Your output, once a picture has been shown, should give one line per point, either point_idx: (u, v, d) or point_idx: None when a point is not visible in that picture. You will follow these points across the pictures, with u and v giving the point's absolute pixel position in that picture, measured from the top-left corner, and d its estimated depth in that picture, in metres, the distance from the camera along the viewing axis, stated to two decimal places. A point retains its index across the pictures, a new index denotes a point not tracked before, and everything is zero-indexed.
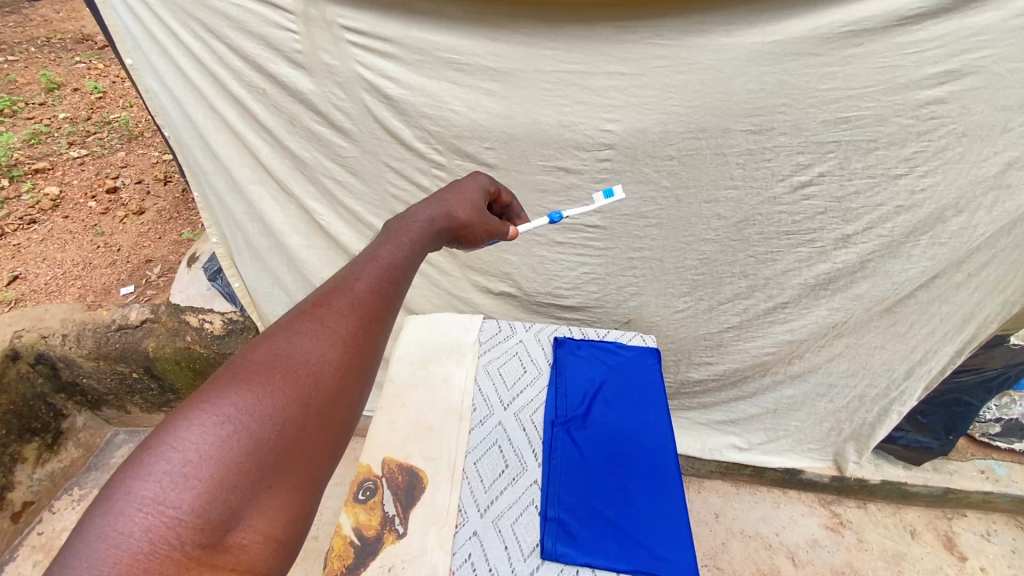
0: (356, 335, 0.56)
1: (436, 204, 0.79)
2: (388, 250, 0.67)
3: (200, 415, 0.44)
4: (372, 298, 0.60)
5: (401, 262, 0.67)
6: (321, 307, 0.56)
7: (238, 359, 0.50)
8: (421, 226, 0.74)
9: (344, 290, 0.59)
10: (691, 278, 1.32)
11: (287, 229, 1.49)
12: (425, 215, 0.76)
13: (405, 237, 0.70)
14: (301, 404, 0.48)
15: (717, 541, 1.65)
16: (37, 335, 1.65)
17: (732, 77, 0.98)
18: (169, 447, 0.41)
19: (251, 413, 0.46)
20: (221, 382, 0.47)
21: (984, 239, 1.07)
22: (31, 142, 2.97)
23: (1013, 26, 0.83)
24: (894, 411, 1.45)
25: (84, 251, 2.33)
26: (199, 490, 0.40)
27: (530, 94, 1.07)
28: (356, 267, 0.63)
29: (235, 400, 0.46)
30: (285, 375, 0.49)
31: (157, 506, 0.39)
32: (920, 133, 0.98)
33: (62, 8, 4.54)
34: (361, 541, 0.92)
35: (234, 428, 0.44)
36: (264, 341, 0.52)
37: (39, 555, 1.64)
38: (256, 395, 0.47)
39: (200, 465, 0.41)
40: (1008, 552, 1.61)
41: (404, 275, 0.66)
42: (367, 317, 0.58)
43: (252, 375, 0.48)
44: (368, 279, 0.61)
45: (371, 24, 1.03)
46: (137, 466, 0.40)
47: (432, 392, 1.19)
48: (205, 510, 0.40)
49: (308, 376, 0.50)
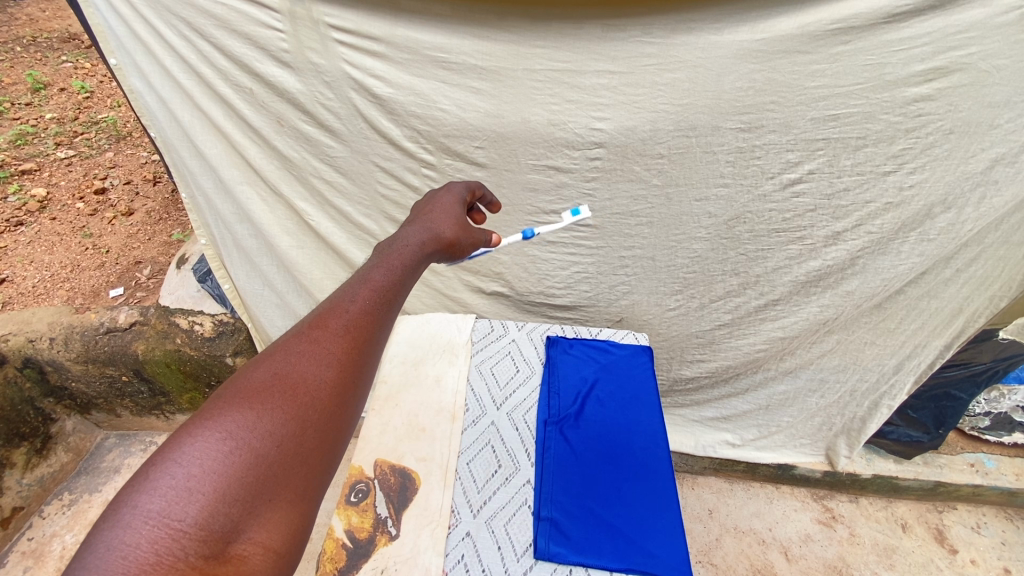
0: (353, 354, 0.55)
1: (426, 224, 0.77)
2: (382, 268, 0.65)
3: (203, 430, 0.43)
4: (369, 316, 0.58)
5: (396, 280, 0.65)
6: (318, 326, 0.55)
7: (239, 376, 0.49)
8: (413, 248, 0.71)
9: (341, 309, 0.57)
10: (682, 277, 1.32)
11: (277, 230, 1.48)
12: (418, 235, 0.73)
13: (396, 257, 0.67)
14: (300, 422, 0.47)
15: (711, 537, 1.66)
16: (25, 339, 1.63)
17: (721, 76, 0.98)
18: (174, 462, 0.41)
19: (251, 429, 0.45)
20: (223, 400, 0.46)
21: (972, 235, 1.08)
22: (17, 143, 2.93)
23: (999, 23, 0.84)
24: (884, 405, 1.47)
25: (72, 253, 2.31)
26: (203, 503, 0.40)
27: (519, 93, 1.07)
28: (352, 286, 0.61)
29: (236, 417, 0.45)
30: (284, 393, 0.48)
31: (162, 519, 0.38)
32: (909, 130, 0.98)
33: (49, 7, 4.49)
34: (353, 543, 0.92)
35: (236, 444, 0.44)
36: (264, 360, 0.51)
37: (30, 561, 1.61)
38: (256, 412, 0.46)
39: (203, 479, 0.41)
40: (997, 544, 1.63)
41: (399, 294, 0.64)
42: (364, 336, 0.56)
43: (252, 393, 0.47)
44: (364, 298, 0.59)
45: (358, 23, 1.02)
46: (143, 481, 0.39)
47: (424, 392, 1.19)
48: (208, 523, 0.40)
49: (306, 394, 0.49)
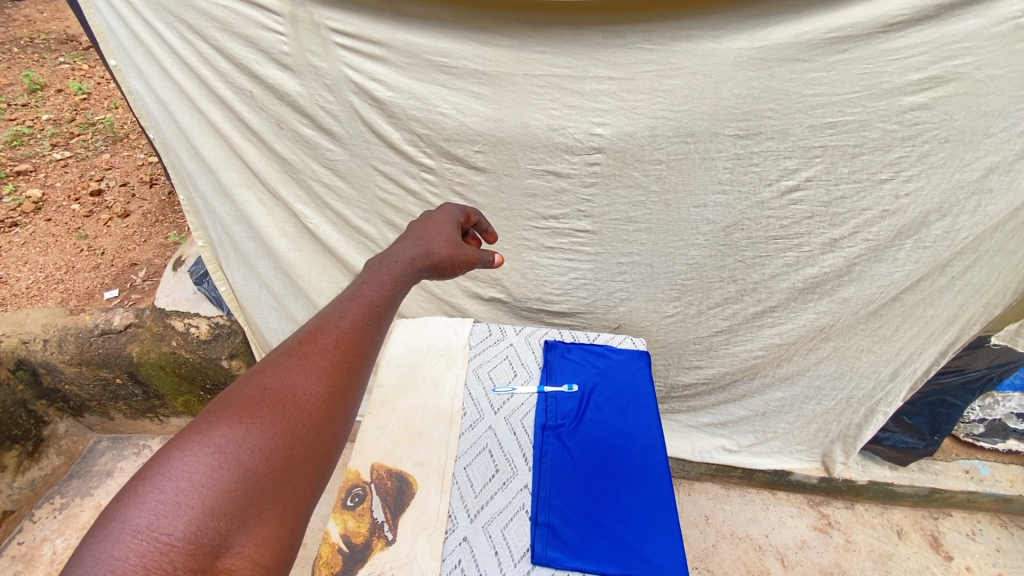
0: (342, 370, 0.54)
1: (414, 242, 0.76)
2: (371, 285, 0.64)
3: (192, 444, 0.43)
4: (358, 333, 0.57)
5: (385, 297, 0.64)
6: (308, 342, 0.54)
7: (230, 391, 0.49)
8: (402, 266, 0.70)
9: (329, 326, 0.56)
10: (680, 283, 1.33)
11: (275, 232, 1.47)
12: (408, 253, 0.73)
13: (386, 274, 0.67)
14: (288, 436, 0.47)
15: (707, 543, 1.65)
16: (17, 341, 1.62)
17: (721, 83, 0.98)
18: (163, 476, 0.41)
19: (241, 443, 0.45)
20: (212, 414, 0.46)
21: (967, 242, 1.09)
22: (13, 144, 2.91)
23: (994, 34, 0.85)
24: (880, 411, 1.47)
25: (67, 254, 2.29)
26: (192, 516, 0.40)
27: (518, 98, 1.07)
28: (341, 303, 0.60)
29: (226, 431, 0.44)
30: (274, 408, 0.48)
31: (151, 532, 0.38)
32: (904, 139, 0.99)
33: (47, 8, 4.48)
34: (349, 548, 0.91)
35: (225, 458, 0.43)
36: (253, 376, 0.50)
37: (19, 566, 1.58)
38: (246, 426, 0.46)
39: (193, 493, 0.41)
40: (993, 551, 1.63)
41: (389, 310, 0.63)
42: (352, 352, 0.55)
43: (241, 408, 0.47)
44: (353, 314, 0.59)
45: (359, 27, 1.03)
46: (132, 494, 0.39)
47: (421, 397, 1.18)
48: (197, 536, 0.39)
49: (295, 409, 0.49)
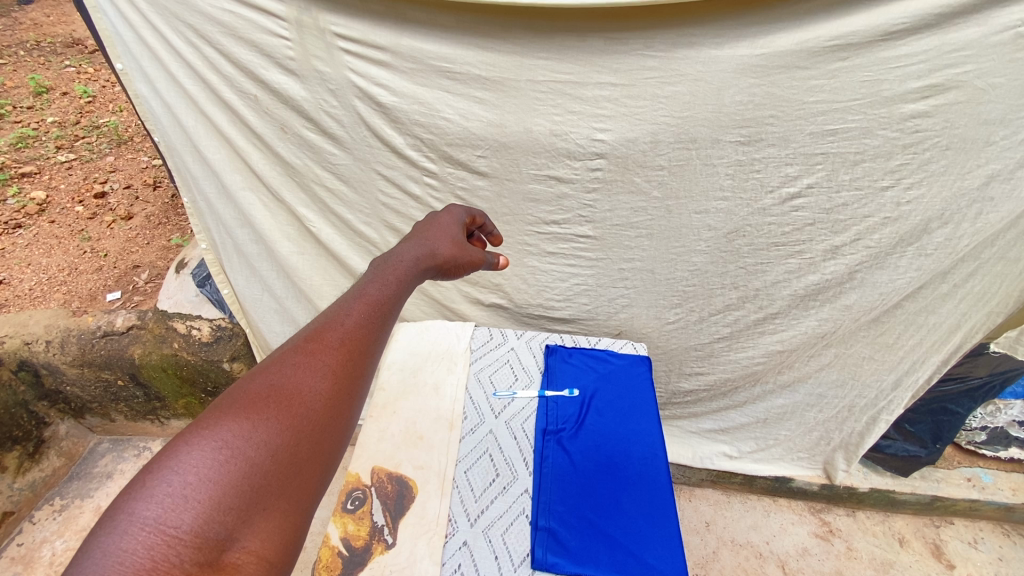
0: (347, 368, 0.54)
1: (418, 243, 0.76)
2: (376, 285, 0.64)
3: (198, 439, 0.43)
4: (363, 332, 0.57)
5: (390, 298, 0.64)
6: (313, 340, 0.54)
7: (235, 387, 0.49)
8: (407, 266, 0.70)
9: (335, 324, 0.57)
10: (682, 290, 1.33)
11: (277, 234, 1.47)
12: (412, 253, 0.73)
13: (391, 274, 0.67)
14: (294, 433, 0.47)
15: (708, 550, 1.65)
16: (20, 342, 1.62)
17: (722, 90, 0.99)
18: (170, 469, 0.41)
19: (248, 438, 0.45)
20: (218, 410, 0.46)
21: (969, 250, 1.09)
22: (18, 146, 2.94)
23: (994, 42, 0.86)
24: (882, 419, 1.47)
25: (70, 256, 2.30)
26: (198, 510, 0.40)
27: (521, 103, 1.08)
28: (345, 302, 0.60)
29: (232, 427, 0.45)
30: (280, 404, 0.48)
31: (159, 525, 0.38)
32: (906, 146, 0.99)
33: (53, 12, 4.52)
34: (349, 552, 0.90)
35: (232, 453, 0.43)
36: (260, 372, 0.50)
37: (18, 567, 1.58)
38: (252, 422, 0.46)
39: (200, 486, 0.41)
40: (995, 559, 1.62)
41: (393, 310, 0.63)
42: (357, 351, 0.56)
43: (249, 403, 0.47)
44: (358, 314, 0.59)
45: (364, 32, 1.04)
46: (139, 487, 0.39)
47: (422, 400, 1.18)
48: (204, 530, 0.39)
49: (301, 406, 0.49)
